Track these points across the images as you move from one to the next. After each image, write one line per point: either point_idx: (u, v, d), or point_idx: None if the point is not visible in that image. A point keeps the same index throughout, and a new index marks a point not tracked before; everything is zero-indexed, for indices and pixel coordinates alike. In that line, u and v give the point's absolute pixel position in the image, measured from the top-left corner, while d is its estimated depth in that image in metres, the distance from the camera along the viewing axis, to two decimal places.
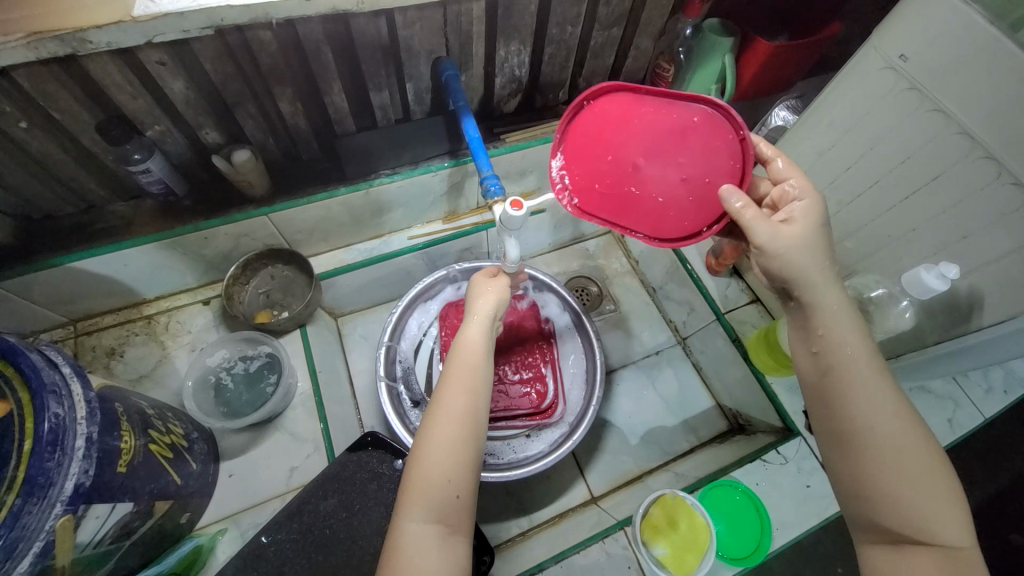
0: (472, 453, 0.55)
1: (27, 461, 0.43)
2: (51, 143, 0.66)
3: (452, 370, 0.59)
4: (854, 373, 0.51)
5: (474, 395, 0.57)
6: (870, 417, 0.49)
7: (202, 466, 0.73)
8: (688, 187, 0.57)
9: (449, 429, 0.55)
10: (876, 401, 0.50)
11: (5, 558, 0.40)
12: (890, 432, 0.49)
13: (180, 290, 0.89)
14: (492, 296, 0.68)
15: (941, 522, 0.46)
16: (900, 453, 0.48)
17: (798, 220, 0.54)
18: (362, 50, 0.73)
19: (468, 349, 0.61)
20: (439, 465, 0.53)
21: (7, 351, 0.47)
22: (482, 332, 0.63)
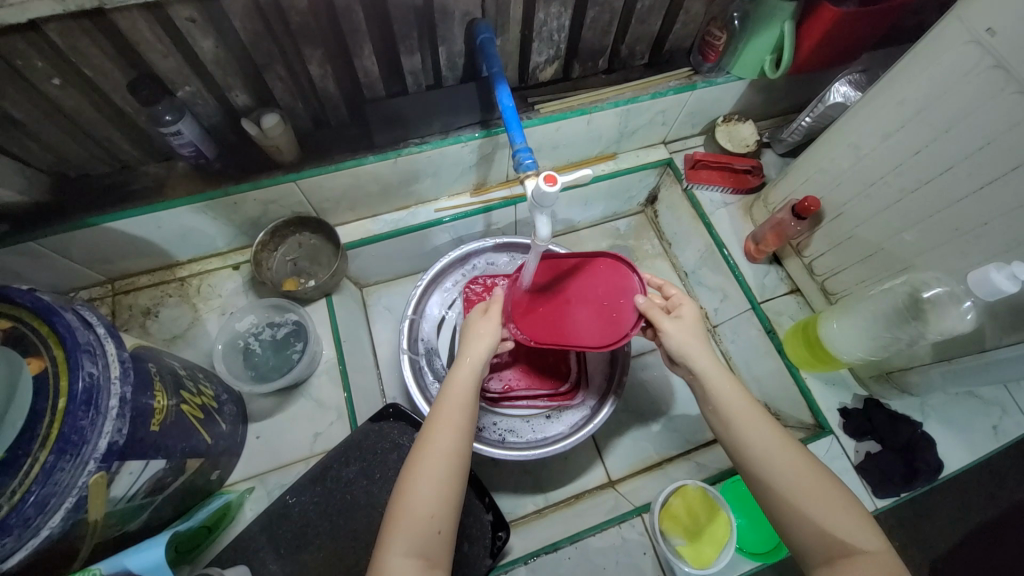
0: (456, 492, 0.54)
1: (62, 419, 0.45)
2: (85, 101, 0.66)
3: (441, 409, 0.58)
4: (746, 424, 0.57)
5: (460, 435, 0.57)
6: (765, 455, 0.55)
7: (231, 427, 0.75)
8: (608, 324, 0.65)
9: (436, 467, 0.54)
10: (769, 440, 0.56)
11: (36, 514, 0.43)
12: (786, 462, 0.54)
13: (211, 254, 0.90)
14: (482, 335, 0.64)
15: (848, 529, 0.50)
16: (797, 482, 0.53)
17: (683, 317, 0.63)
18: (395, 10, 0.69)
19: (458, 387, 0.59)
20: (424, 502, 0.52)
21: (44, 310, 0.48)
22: (472, 374, 0.61)
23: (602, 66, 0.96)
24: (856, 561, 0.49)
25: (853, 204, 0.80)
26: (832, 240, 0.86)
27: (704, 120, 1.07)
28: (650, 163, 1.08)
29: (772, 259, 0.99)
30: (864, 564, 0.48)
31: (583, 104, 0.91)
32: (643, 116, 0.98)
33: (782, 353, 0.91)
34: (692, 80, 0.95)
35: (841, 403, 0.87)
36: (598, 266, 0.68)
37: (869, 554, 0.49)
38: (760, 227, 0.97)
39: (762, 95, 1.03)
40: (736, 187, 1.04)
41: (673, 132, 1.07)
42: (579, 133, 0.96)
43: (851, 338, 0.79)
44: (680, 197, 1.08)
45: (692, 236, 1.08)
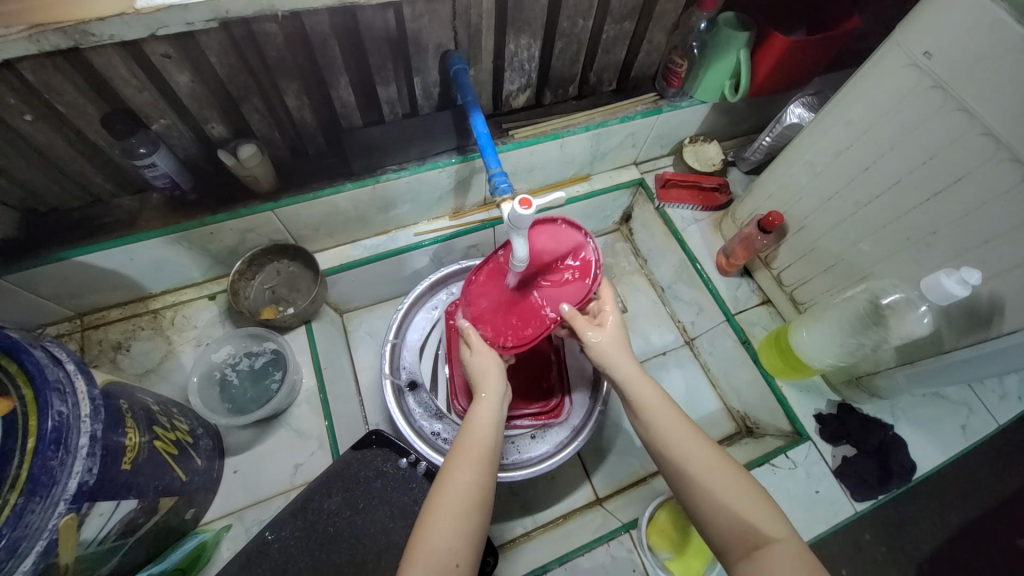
0: (476, 525, 0.54)
1: (31, 459, 0.43)
2: (57, 136, 0.66)
3: (460, 443, 0.59)
4: (658, 423, 0.60)
5: (483, 468, 0.57)
6: (680, 449, 0.57)
7: (207, 462, 0.73)
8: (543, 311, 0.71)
9: (457, 498, 0.54)
10: (679, 433, 0.58)
11: (8, 557, 0.40)
12: (696, 452, 0.57)
13: (186, 284, 0.89)
14: (488, 367, 0.67)
15: (759, 516, 0.52)
16: (704, 475, 0.55)
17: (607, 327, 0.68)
18: (369, 43, 0.71)
19: (475, 422, 0.61)
20: (442, 534, 0.52)
21: (11, 348, 0.47)
22: (493, 409, 0.63)
23: (572, 93, 1.00)
24: (771, 551, 0.50)
25: (814, 217, 0.84)
26: (797, 252, 0.90)
27: (672, 141, 1.12)
28: (622, 184, 1.12)
29: (743, 272, 1.03)
30: (780, 549, 0.49)
31: (555, 129, 0.95)
32: (614, 139, 1.02)
33: (757, 363, 0.94)
34: (657, 105, 1.00)
35: (816, 408, 0.90)
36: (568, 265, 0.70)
37: (783, 541, 0.50)
38: (730, 241, 1.01)
39: (725, 117, 1.09)
40: (705, 204, 1.08)
41: (644, 153, 1.12)
42: (553, 156, 1.00)
43: (821, 345, 0.82)
44: (652, 215, 1.12)
45: (666, 252, 1.11)
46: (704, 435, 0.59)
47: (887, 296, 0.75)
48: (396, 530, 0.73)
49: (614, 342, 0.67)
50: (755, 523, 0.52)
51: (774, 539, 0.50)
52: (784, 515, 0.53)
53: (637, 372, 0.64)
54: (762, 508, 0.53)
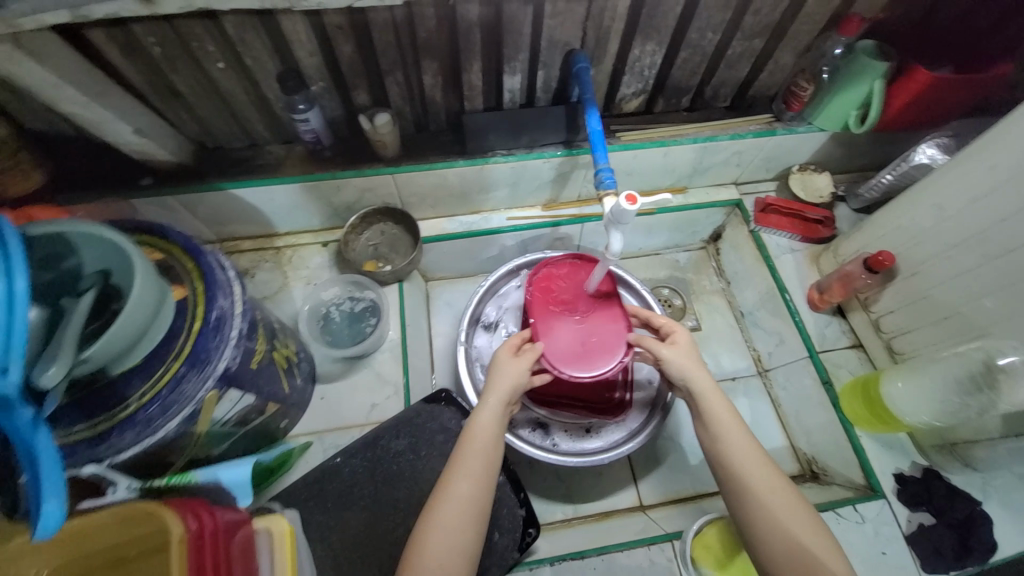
0: (473, 536, 0.61)
1: (196, 338, 0.53)
2: (238, 84, 0.78)
3: (464, 458, 0.65)
4: (729, 442, 0.65)
5: (477, 483, 0.64)
6: (743, 464, 0.63)
7: (303, 384, 0.82)
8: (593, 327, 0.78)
9: (454, 512, 0.61)
10: (746, 452, 0.64)
11: (163, 412, 0.51)
12: (759, 471, 0.63)
13: (306, 229, 1.00)
14: (509, 372, 0.72)
15: (812, 543, 0.58)
16: (764, 490, 0.62)
17: (680, 343, 0.74)
18: (507, 35, 0.78)
19: (479, 438, 0.66)
20: (439, 544, 0.59)
21: (192, 249, 0.57)
22: (493, 418, 0.68)
23: (684, 104, 1.01)
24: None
25: (930, 264, 0.78)
26: (904, 299, 0.84)
27: (780, 166, 1.08)
28: (719, 202, 1.10)
29: (836, 310, 0.98)
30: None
31: (661, 137, 0.96)
32: (720, 154, 1.01)
33: (836, 407, 0.89)
34: (771, 127, 0.99)
35: (897, 468, 0.83)
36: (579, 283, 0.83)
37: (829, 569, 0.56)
38: (827, 277, 0.97)
39: (842, 149, 1.04)
40: (806, 235, 1.04)
41: (747, 174, 1.09)
42: (654, 164, 1.01)
43: (914, 399, 0.77)
44: (745, 237, 1.09)
45: (753, 278, 1.08)
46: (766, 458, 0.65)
47: (1001, 357, 0.69)
48: None
49: (687, 357, 0.72)
50: (803, 547, 0.58)
51: (819, 568, 0.56)
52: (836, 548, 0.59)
53: (713, 391, 0.69)
54: (814, 534, 0.59)
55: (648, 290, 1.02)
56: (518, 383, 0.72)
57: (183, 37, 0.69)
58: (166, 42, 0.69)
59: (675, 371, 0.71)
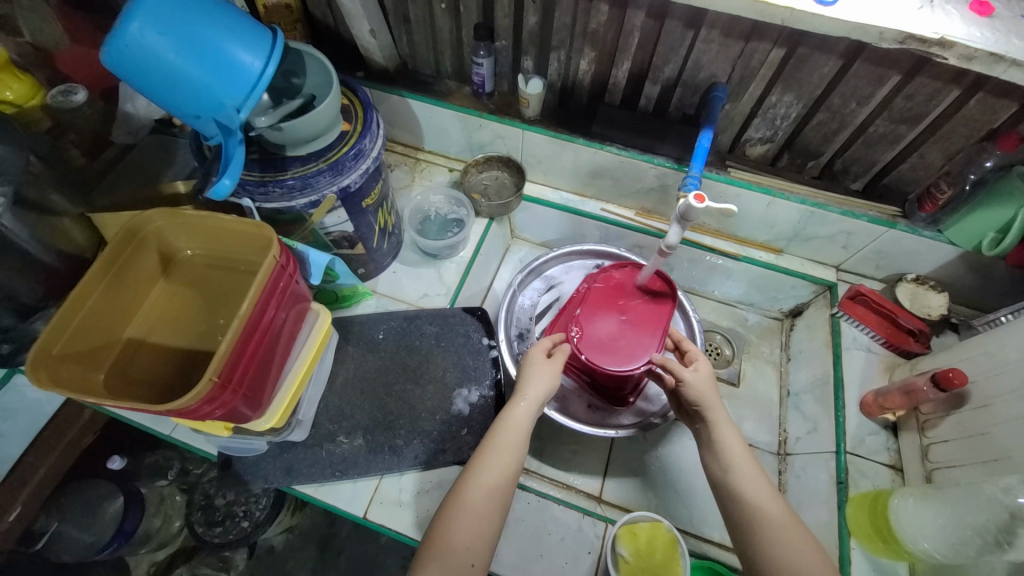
0: (493, 522, 0.66)
1: (341, 155, 0.74)
2: (448, 23, 1.02)
3: (491, 448, 0.70)
4: (755, 493, 0.65)
5: (507, 469, 0.68)
6: (770, 513, 0.63)
7: (386, 252, 1.01)
8: (628, 333, 0.83)
9: (479, 498, 0.66)
10: (768, 497, 0.64)
11: (301, 189, 0.72)
12: (779, 519, 0.63)
13: (443, 154, 1.23)
14: (542, 374, 0.77)
15: None
16: (789, 551, 0.61)
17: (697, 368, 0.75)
18: (660, 47, 0.90)
19: (511, 427, 0.71)
20: (463, 531, 0.64)
21: (366, 103, 0.79)
22: (527, 413, 0.73)
23: (810, 169, 1.02)
24: None
25: (1006, 400, 0.71)
26: (964, 429, 0.77)
27: (892, 267, 1.03)
28: (810, 276, 1.08)
29: (888, 425, 0.90)
30: None
31: (770, 185, 0.99)
32: (827, 227, 1.00)
33: (839, 508, 0.83)
34: (894, 220, 0.95)
35: None
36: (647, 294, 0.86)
37: None
38: (890, 385, 0.89)
39: (972, 274, 0.96)
40: (890, 340, 0.97)
41: (852, 262, 1.06)
42: (754, 210, 1.04)
43: (921, 523, 0.72)
44: (824, 320, 1.05)
45: (814, 361, 1.03)
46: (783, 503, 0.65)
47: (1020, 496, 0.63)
48: (452, 375, 0.92)
49: (708, 381, 0.74)
50: None
51: None
52: None
53: (727, 417, 0.71)
54: None
55: (700, 330, 1.05)
56: (552, 384, 0.77)
57: None
58: None
59: (692, 392, 0.72)
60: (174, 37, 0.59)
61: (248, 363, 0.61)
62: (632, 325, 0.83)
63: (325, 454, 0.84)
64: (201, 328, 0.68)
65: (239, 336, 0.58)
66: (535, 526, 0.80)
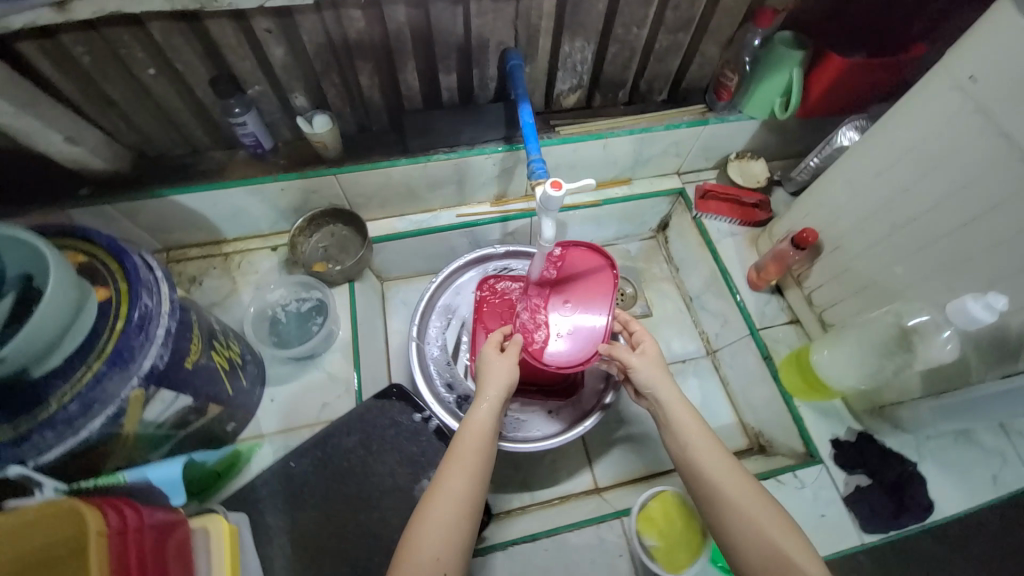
0: (464, 538, 0.59)
1: (118, 337, 0.53)
2: (172, 89, 0.78)
3: (457, 450, 0.64)
4: (706, 460, 0.63)
5: (474, 477, 0.62)
6: (719, 473, 0.62)
7: (250, 386, 0.82)
8: (574, 319, 0.80)
9: (445, 509, 0.59)
10: (722, 459, 0.64)
11: (84, 413, 0.51)
12: (725, 476, 0.62)
13: (254, 235, 1.00)
14: (501, 369, 0.72)
15: (781, 538, 0.57)
16: (735, 496, 0.61)
17: (644, 353, 0.74)
18: (438, 35, 0.80)
19: (473, 428, 0.66)
20: (429, 544, 0.57)
21: (116, 250, 0.57)
22: (488, 413, 0.68)
23: (622, 98, 1.05)
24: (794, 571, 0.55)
25: (850, 237, 0.83)
26: (830, 272, 0.89)
27: (718, 155, 1.13)
28: (662, 191, 1.14)
29: (773, 289, 1.02)
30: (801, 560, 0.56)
31: (598, 129, 0.99)
32: (658, 145, 1.05)
33: (776, 380, 0.92)
34: (704, 116, 1.03)
35: (833, 434, 0.87)
36: (590, 270, 0.83)
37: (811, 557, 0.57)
38: (763, 257, 1.00)
39: (774, 135, 1.10)
40: (743, 219, 1.08)
41: (688, 163, 1.14)
42: (594, 157, 1.04)
43: (841, 365, 0.82)
44: (689, 224, 1.13)
45: (698, 263, 1.12)
46: (730, 456, 0.64)
47: (912, 317, 0.75)
48: (403, 474, 0.80)
49: (651, 363, 0.72)
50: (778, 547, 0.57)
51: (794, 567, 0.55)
52: (802, 532, 0.58)
53: (676, 393, 0.69)
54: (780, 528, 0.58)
55: None
56: (511, 377, 0.72)
57: (110, 43, 0.69)
58: (94, 50, 0.69)
59: (641, 378, 0.71)
60: None
61: None
62: (577, 309, 0.81)
63: None
64: None
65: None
66: (563, 570, 0.75)
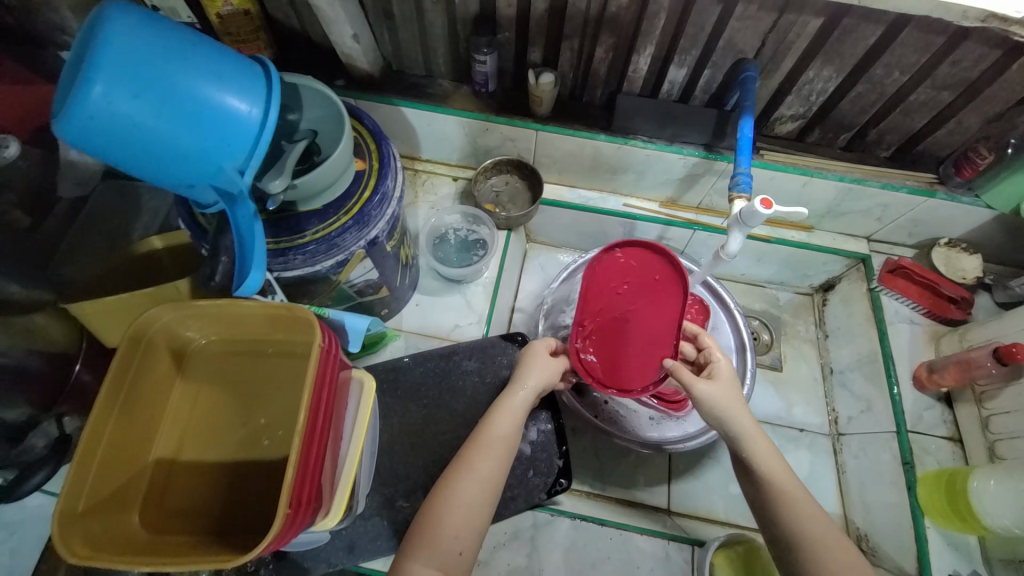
0: (484, 517, 0.61)
1: (363, 203, 0.64)
2: (439, 17, 0.88)
3: (484, 437, 0.66)
4: (788, 497, 0.60)
5: (502, 461, 0.65)
6: (799, 511, 0.59)
7: (409, 285, 0.93)
8: (640, 342, 0.76)
9: (472, 488, 0.62)
10: (800, 500, 0.60)
11: (325, 250, 0.63)
12: (810, 512, 0.59)
13: (444, 162, 1.11)
14: (544, 369, 0.73)
15: None
16: (818, 530, 0.58)
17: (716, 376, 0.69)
18: (688, 27, 0.81)
19: (504, 418, 0.68)
20: (452, 522, 0.59)
21: (377, 135, 0.68)
22: (523, 404, 0.70)
23: (841, 142, 0.97)
24: None
25: None
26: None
27: (925, 234, 1.02)
28: (844, 251, 1.04)
29: (941, 397, 0.92)
30: None
31: (804, 165, 0.94)
32: (863, 202, 0.97)
33: (910, 489, 0.83)
34: (932, 188, 0.92)
35: (953, 569, 0.79)
36: (661, 288, 0.78)
37: None
38: (943, 359, 0.90)
39: (1003, 234, 0.96)
40: (932, 310, 0.97)
41: (885, 231, 1.03)
42: (786, 191, 0.99)
43: (1003, 501, 0.73)
44: (861, 295, 1.03)
45: (856, 337, 1.02)
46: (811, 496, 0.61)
47: None
48: None
49: (726, 390, 0.68)
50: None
51: None
52: None
53: (753, 424, 0.65)
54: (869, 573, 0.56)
55: (746, 327, 0.98)
56: (552, 377, 0.74)
57: None
58: None
59: (709, 410, 0.67)
60: (153, 98, 0.47)
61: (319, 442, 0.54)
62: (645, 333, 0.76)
63: (387, 524, 0.78)
64: (241, 434, 0.59)
65: (313, 393, 0.52)
66: (621, 563, 0.77)
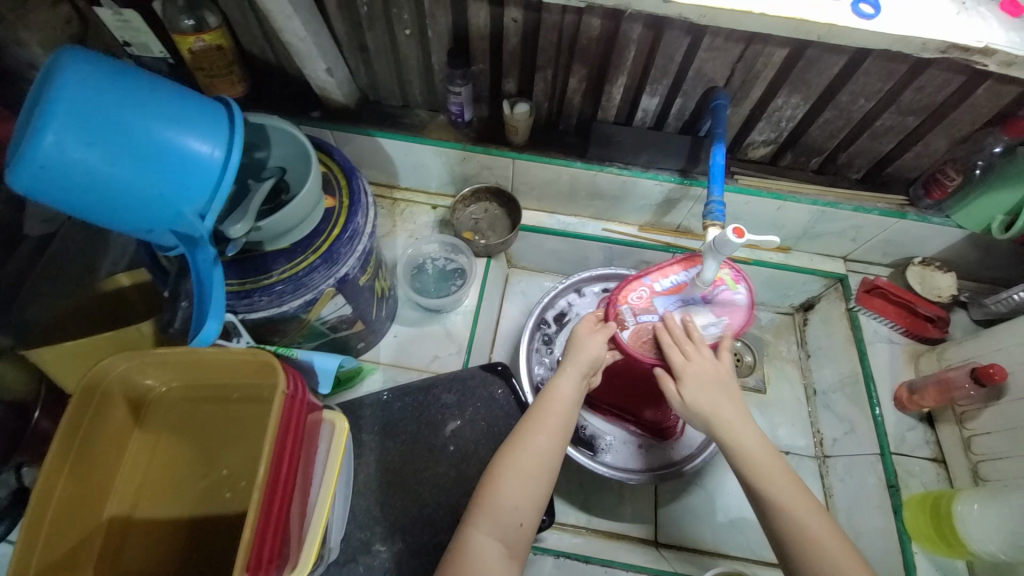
0: (541, 489, 0.61)
1: (332, 241, 0.63)
2: (413, 49, 0.89)
3: (541, 413, 0.66)
4: (784, 498, 0.57)
5: (553, 441, 0.64)
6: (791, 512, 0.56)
7: (386, 317, 0.91)
8: None
9: (525, 461, 0.62)
10: (796, 503, 0.56)
11: (293, 290, 0.62)
12: (803, 513, 0.56)
13: (422, 190, 1.10)
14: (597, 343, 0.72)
15: None
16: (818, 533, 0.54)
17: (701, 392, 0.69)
18: (658, 58, 0.82)
19: (559, 397, 0.67)
20: (512, 495, 0.60)
21: (349, 171, 0.68)
22: (572, 385, 0.69)
23: (812, 165, 0.99)
24: None
25: None
26: (1006, 420, 0.78)
27: (899, 254, 1.03)
28: (821, 271, 1.05)
29: (923, 416, 0.92)
30: None
31: (778, 189, 0.95)
32: (836, 223, 0.98)
33: (896, 514, 0.82)
34: (903, 209, 0.94)
35: None
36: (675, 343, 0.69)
37: None
38: (922, 379, 0.91)
39: (974, 253, 0.97)
40: (910, 329, 0.98)
41: (860, 252, 1.05)
42: (762, 215, 1.00)
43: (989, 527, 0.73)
44: (840, 315, 1.03)
45: (837, 358, 1.02)
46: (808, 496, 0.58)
47: None
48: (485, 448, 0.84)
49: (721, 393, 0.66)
50: None
51: None
52: None
53: (748, 428, 0.63)
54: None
55: None
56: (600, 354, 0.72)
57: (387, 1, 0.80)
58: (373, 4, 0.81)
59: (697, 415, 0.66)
60: (107, 146, 0.46)
61: (281, 491, 0.51)
62: None
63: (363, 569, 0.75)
64: (202, 486, 0.57)
65: (277, 436, 0.50)
66: None
